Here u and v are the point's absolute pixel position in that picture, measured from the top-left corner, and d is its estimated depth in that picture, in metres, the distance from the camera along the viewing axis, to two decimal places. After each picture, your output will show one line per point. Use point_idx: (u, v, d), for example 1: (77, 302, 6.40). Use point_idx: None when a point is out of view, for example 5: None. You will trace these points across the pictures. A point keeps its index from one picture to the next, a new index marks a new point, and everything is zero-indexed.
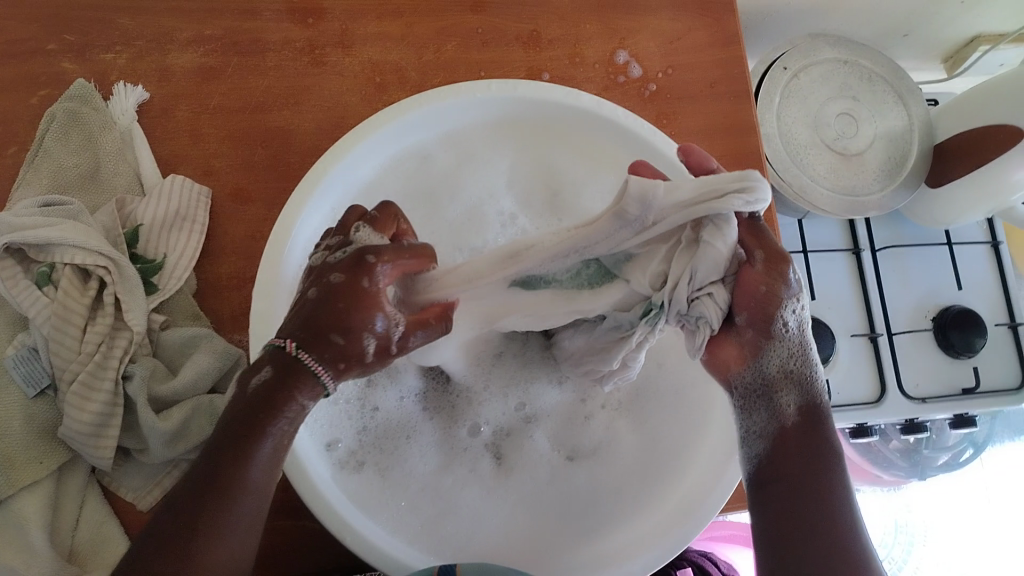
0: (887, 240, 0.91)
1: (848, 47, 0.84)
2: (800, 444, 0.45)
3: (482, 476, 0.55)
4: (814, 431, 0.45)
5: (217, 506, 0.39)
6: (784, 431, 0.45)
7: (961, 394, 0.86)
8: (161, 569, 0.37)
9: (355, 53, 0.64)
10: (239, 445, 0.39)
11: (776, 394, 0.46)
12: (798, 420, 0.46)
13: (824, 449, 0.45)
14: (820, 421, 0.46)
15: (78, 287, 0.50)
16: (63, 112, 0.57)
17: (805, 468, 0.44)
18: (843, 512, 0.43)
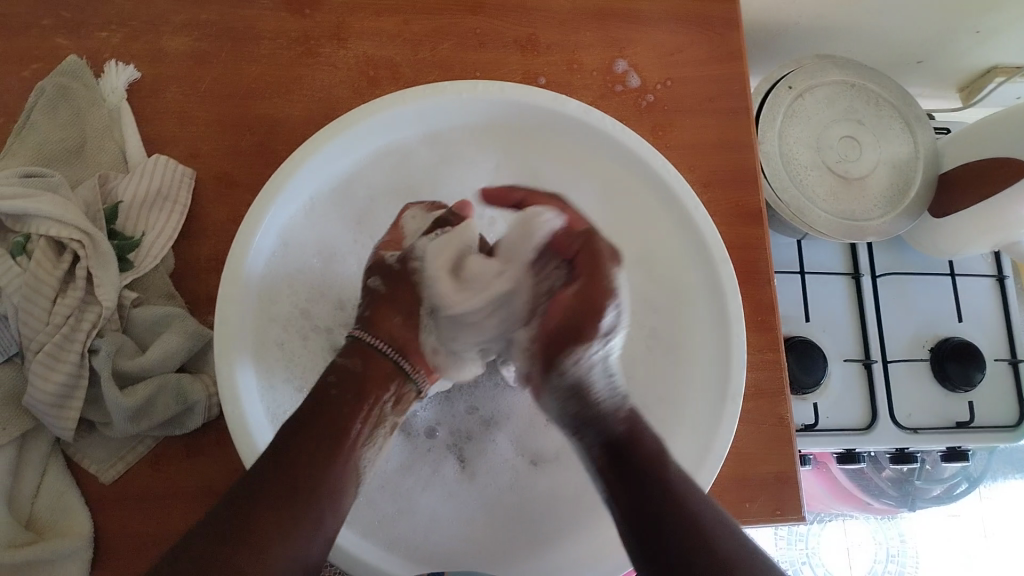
0: (887, 265, 0.88)
1: (857, 70, 0.83)
2: (644, 464, 0.44)
3: (445, 480, 0.54)
4: (616, 458, 0.45)
5: (321, 469, 0.43)
6: (622, 455, 0.45)
7: (955, 428, 0.83)
8: (269, 509, 0.41)
9: (351, 46, 0.64)
10: (336, 424, 0.45)
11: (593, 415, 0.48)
12: (647, 435, 0.47)
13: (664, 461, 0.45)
14: (637, 438, 0.46)
15: (51, 259, 0.50)
16: (53, 87, 0.58)
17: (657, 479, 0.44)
18: (714, 522, 0.42)
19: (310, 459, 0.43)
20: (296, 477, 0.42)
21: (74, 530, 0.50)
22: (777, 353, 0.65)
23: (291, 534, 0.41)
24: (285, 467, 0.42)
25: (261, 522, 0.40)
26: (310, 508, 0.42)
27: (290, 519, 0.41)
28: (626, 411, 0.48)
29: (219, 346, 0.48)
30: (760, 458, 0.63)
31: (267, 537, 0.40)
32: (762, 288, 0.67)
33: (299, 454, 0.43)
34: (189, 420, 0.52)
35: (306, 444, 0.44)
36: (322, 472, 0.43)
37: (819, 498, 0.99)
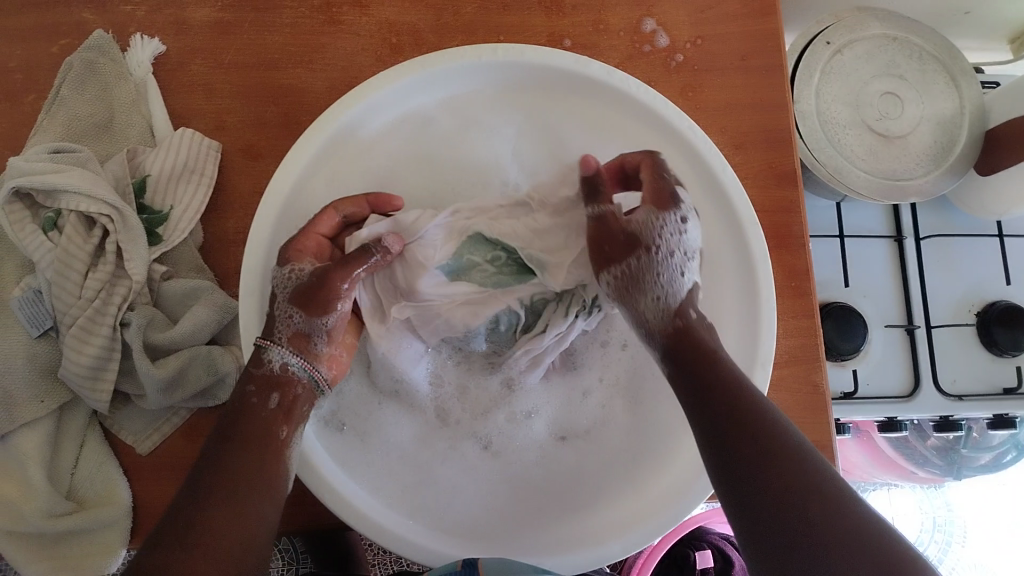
0: (931, 226, 0.85)
1: (899, 23, 0.80)
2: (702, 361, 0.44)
3: (465, 457, 0.55)
4: (679, 343, 0.46)
5: (240, 462, 0.42)
6: (681, 338, 0.46)
7: (1002, 395, 0.80)
8: (197, 503, 0.40)
9: (372, 12, 0.63)
10: (242, 419, 0.44)
11: (653, 292, 0.47)
12: (698, 328, 0.46)
13: (731, 394, 0.42)
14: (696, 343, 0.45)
15: (81, 234, 0.51)
16: (81, 62, 0.59)
17: (719, 395, 0.42)
18: (818, 476, 0.38)
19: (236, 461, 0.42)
20: (235, 474, 0.41)
21: (115, 500, 0.51)
22: (813, 320, 0.64)
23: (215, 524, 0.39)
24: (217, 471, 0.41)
25: (185, 514, 0.39)
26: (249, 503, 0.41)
27: (231, 510, 0.40)
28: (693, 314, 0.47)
29: (244, 338, 0.49)
30: (793, 426, 0.62)
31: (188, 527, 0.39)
32: (796, 253, 0.65)
33: (235, 465, 0.42)
34: (220, 391, 0.53)
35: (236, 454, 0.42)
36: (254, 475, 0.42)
37: (861, 466, 0.97)
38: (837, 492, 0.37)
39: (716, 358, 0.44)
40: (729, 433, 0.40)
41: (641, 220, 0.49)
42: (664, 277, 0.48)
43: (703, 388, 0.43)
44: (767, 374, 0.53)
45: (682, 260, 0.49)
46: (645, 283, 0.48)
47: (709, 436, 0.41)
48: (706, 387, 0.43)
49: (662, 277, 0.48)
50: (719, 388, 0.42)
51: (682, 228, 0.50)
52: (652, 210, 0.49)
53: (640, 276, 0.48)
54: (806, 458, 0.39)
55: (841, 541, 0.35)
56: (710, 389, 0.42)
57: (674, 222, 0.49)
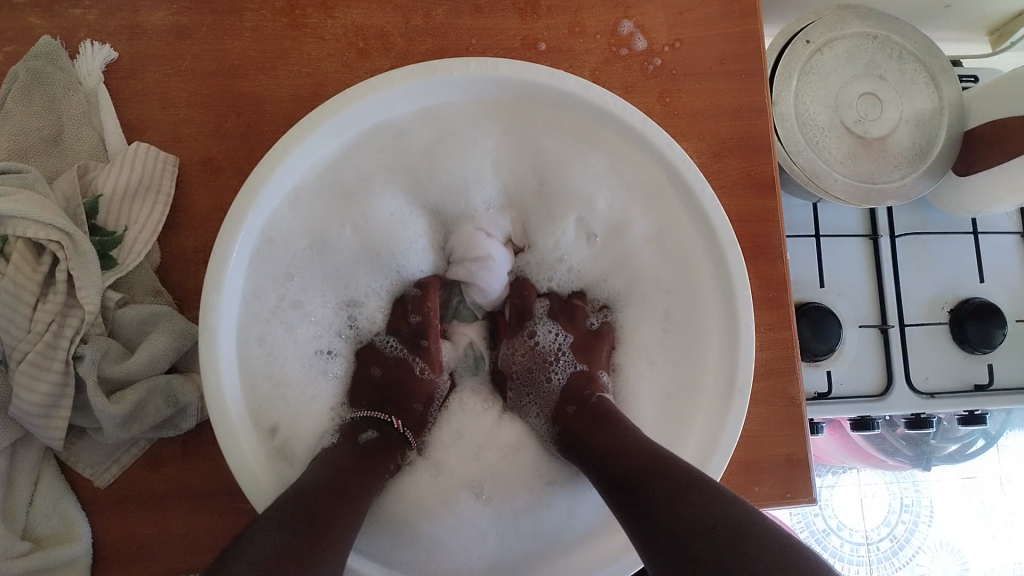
0: (908, 225, 0.84)
1: (879, 21, 0.78)
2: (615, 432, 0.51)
3: (460, 513, 0.54)
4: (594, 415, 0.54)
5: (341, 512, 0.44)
6: (566, 428, 0.55)
7: (973, 391, 0.81)
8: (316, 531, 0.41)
9: (339, 15, 0.60)
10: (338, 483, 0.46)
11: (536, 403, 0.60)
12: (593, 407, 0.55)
13: (631, 449, 0.48)
14: (604, 418, 0.53)
15: (29, 262, 0.48)
16: (26, 71, 0.55)
17: (620, 455, 0.48)
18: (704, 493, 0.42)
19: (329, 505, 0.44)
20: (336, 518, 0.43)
21: (75, 536, 0.50)
22: (789, 331, 0.63)
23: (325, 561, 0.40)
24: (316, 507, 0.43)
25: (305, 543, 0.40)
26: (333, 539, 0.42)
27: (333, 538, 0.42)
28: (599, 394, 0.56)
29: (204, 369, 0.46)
30: (767, 438, 0.61)
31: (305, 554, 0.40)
32: (774, 263, 0.64)
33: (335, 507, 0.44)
34: (181, 421, 0.51)
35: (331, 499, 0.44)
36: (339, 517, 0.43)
37: (833, 454, 0.97)
38: (725, 507, 0.41)
39: (623, 433, 0.50)
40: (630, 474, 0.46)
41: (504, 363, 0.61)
42: (548, 373, 0.60)
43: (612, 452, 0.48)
44: (746, 402, 0.51)
45: (559, 362, 0.60)
46: (539, 386, 0.60)
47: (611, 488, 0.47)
48: (614, 452, 0.49)
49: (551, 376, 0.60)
50: (622, 450, 0.48)
51: (535, 338, 0.61)
52: (516, 327, 0.61)
53: (530, 388, 0.60)
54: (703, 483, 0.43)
55: (724, 540, 0.38)
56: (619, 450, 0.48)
57: (527, 336, 0.61)
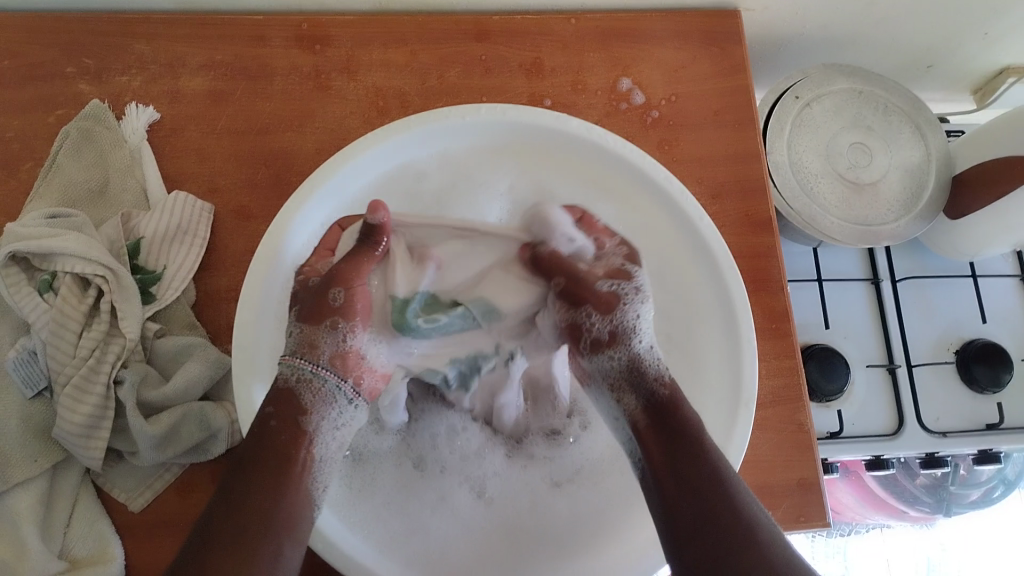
0: (908, 270, 0.87)
1: (863, 76, 0.83)
2: (685, 428, 0.45)
3: (457, 505, 0.55)
4: (663, 414, 0.47)
5: (255, 492, 0.42)
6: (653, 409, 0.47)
7: (985, 431, 0.81)
8: (217, 538, 0.40)
9: (360, 78, 0.65)
10: (253, 465, 0.43)
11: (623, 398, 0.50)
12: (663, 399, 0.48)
13: (683, 441, 0.45)
14: (673, 409, 0.47)
15: (76, 295, 0.52)
16: (77, 131, 0.61)
17: (666, 449, 0.45)
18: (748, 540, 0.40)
19: (263, 496, 0.42)
20: (247, 513, 0.41)
21: (110, 558, 0.51)
22: (794, 359, 0.65)
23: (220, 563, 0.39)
24: (242, 510, 0.41)
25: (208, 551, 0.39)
26: (264, 544, 0.40)
27: (244, 542, 0.40)
28: (666, 387, 0.48)
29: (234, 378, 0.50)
30: (779, 465, 0.62)
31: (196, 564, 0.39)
32: (775, 296, 0.66)
33: (249, 498, 0.42)
34: (211, 446, 0.53)
35: (258, 483, 0.42)
36: (274, 504, 0.42)
37: (852, 509, 0.94)
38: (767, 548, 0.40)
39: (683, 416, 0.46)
40: (697, 489, 0.42)
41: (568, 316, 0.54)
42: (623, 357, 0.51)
43: (674, 466, 0.44)
44: (751, 414, 0.54)
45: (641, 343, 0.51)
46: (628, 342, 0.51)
47: (669, 500, 0.43)
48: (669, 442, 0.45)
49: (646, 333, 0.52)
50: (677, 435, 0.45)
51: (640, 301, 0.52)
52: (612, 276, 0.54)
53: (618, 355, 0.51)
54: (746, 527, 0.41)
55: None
56: (678, 441, 0.45)
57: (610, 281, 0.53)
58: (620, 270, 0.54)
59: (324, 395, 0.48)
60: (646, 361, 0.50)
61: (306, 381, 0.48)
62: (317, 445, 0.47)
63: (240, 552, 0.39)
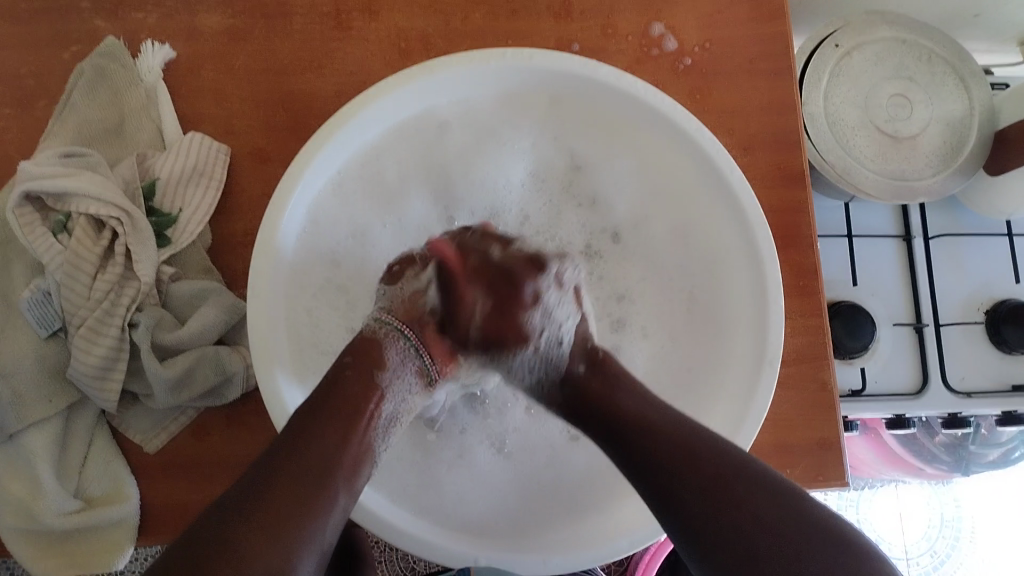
0: (941, 227, 0.84)
1: (909, 25, 0.79)
2: (605, 409, 0.47)
3: (475, 460, 0.55)
4: (575, 396, 0.49)
5: (312, 433, 0.42)
6: (578, 389, 0.49)
7: (1011, 391, 0.79)
8: (269, 481, 0.40)
9: (382, 18, 0.63)
10: (310, 415, 0.43)
11: (531, 363, 0.50)
12: (593, 379, 0.49)
13: (665, 432, 0.44)
14: (595, 383, 0.48)
15: (90, 237, 0.52)
16: (91, 68, 0.60)
17: (647, 446, 0.44)
18: (770, 502, 0.40)
19: (324, 436, 0.42)
20: (309, 457, 0.41)
21: (125, 497, 0.51)
22: (821, 317, 0.63)
23: (273, 500, 0.39)
24: (304, 451, 0.41)
25: (261, 495, 0.39)
26: (323, 489, 0.41)
27: (303, 485, 0.40)
28: (576, 368, 0.49)
29: (254, 339, 0.49)
30: (799, 424, 0.61)
31: (248, 504, 0.39)
32: (803, 252, 0.64)
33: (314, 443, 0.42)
34: (228, 390, 0.52)
35: (321, 426, 0.43)
36: (338, 447, 0.43)
37: (869, 463, 0.94)
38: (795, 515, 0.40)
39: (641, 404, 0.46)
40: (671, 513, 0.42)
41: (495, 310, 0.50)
42: (539, 356, 0.50)
43: (660, 453, 0.43)
44: (774, 376, 0.53)
45: (550, 334, 0.50)
46: (547, 338, 0.50)
47: (676, 497, 0.42)
48: (640, 431, 0.45)
49: (557, 313, 0.50)
50: (640, 432, 0.44)
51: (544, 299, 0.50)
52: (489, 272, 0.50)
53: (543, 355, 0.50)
54: (767, 486, 0.41)
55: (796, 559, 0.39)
56: (644, 465, 0.43)
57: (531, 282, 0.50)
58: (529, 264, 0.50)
59: (405, 355, 0.49)
60: (557, 352, 0.50)
61: (394, 336, 0.49)
62: (387, 402, 0.47)
63: (302, 491, 0.40)
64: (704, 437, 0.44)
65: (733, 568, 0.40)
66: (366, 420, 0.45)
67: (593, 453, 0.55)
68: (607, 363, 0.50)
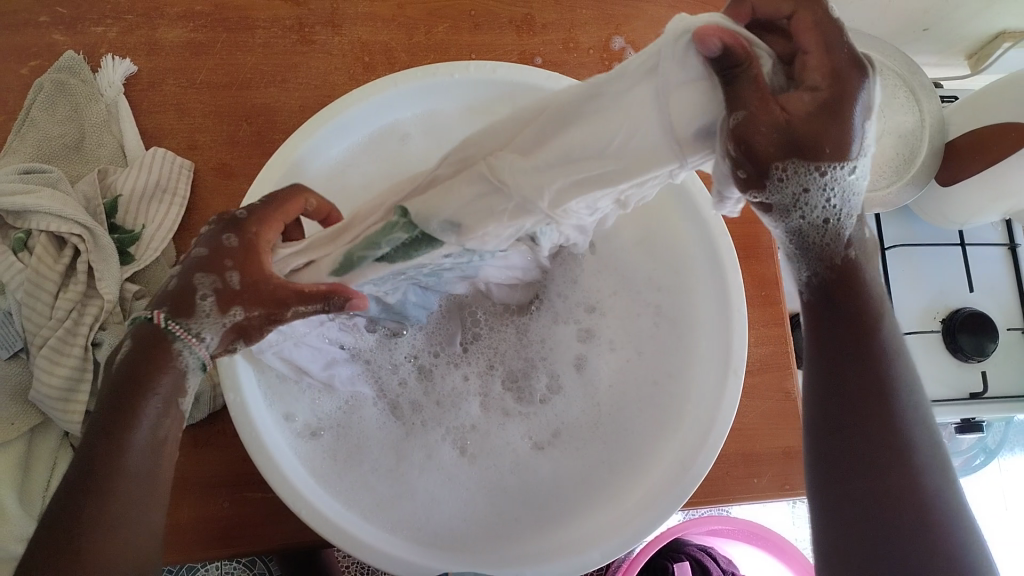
0: (896, 237, 0.86)
1: (859, 39, 0.82)
2: (865, 316, 0.39)
3: (442, 463, 0.55)
4: (840, 293, 0.39)
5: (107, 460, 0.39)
6: (842, 282, 0.39)
7: (968, 399, 0.82)
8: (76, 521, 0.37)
9: (344, 32, 0.63)
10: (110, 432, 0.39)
11: (826, 246, 0.39)
12: (859, 275, 0.40)
13: (880, 386, 0.38)
14: (852, 285, 0.39)
15: (51, 254, 0.51)
16: (52, 83, 0.59)
17: (861, 376, 0.39)
18: (943, 513, 0.36)
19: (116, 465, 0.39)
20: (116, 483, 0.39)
21: None
22: (782, 326, 0.64)
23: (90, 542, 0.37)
24: (106, 498, 0.38)
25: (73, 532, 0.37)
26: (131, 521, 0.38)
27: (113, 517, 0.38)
28: (848, 250, 0.39)
29: None
30: (766, 432, 0.62)
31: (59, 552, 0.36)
32: (764, 263, 0.65)
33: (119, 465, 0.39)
34: (195, 412, 0.54)
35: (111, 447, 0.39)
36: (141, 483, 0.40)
37: None
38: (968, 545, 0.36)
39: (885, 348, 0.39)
40: (880, 465, 0.37)
41: (799, 136, 0.32)
42: (817, 227, 0.38)
43: (868, 408, 0.38)
44: (740, 385, 0.53)
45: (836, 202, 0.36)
46: (840, 222, 0.38)
47: (852, 445, 0.38)
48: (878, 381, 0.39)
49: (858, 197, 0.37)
50: (873, 373, 0.39)
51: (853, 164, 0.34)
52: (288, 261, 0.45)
53: (817, 239, 0.39)
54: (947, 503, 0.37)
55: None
56: (856, 398, 0.39)
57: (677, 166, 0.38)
58: (845, 65, 0.32)
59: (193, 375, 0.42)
60: (838, 228, 0.38)
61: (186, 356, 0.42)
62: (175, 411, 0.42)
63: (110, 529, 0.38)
64: (917, 419, 0.39)
65: (868, 537, 0.37)
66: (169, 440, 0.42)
67: (558, 461, 0.57)
68: (856, 266, 0.40)
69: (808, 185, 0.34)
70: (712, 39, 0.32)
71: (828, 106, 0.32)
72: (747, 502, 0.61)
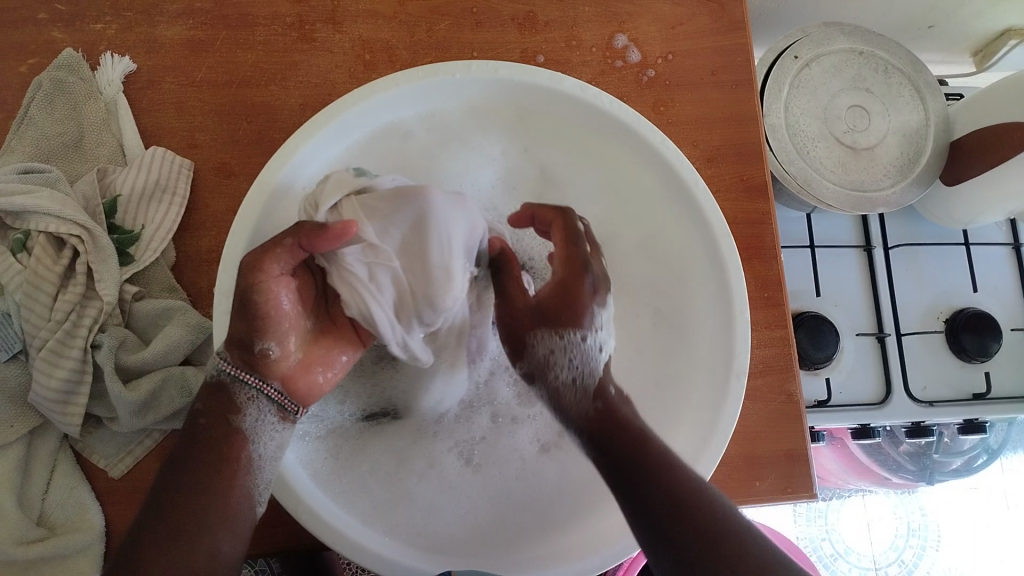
0: (900, 237, 0.86)
1: (865, 36, 0.81)
2: (632, 434, 0.47)
3: (445, 472, 0.56)
4: (611, 420, 0.48)
5: (188, 484, 0.43)
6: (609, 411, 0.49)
7: (970, 399, 0.81)
8: (159, 540, 0.41)
9: (346, 30, 0.62)
10: (186, 466, 0.43)
11: (569, 388, 0.51)
12: (621, 403, 0.50)
13: (665, 468, 0.45)
14: (616, 419, 0.48)
15: (50, 255, 0.51)
16: (50, 81, 0.59)
17: (639, 470, 0.45)
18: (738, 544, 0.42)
19: (195, 499, 0.42)
20: (190, 511, 0.42)
21: (87, 526, 0.50)
22: (785, 329, 0.64)
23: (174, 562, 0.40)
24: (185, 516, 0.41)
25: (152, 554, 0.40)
26: (200, 541, 0.41)
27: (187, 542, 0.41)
28: (598, 401, 0.50)
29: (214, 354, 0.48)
30: (768, 436, 0.62)
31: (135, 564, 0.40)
32: (767, 264, 0.64)
33: (194, 491, 0.42)
34: None
35: (191, 482, 0.43)
36: (216, 504, 0.43)
37: (836, 474, 0.99)
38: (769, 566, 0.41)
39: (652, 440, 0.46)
40: (676, 527, 0.43)
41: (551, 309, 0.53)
42: (573, 371, 0.51)
43: (653, 487, 0.44)
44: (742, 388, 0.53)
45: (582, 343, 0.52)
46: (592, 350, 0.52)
47: (652, 521, 0.43)
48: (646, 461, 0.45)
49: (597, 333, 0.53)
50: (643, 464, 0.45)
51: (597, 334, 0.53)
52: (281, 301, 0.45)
53: (580, 366, 0.51)
54: (738, 534, 0.42)
55: None
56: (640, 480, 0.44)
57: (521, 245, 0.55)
58: (575, 264, 0.54)
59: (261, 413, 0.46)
60: (591, 368, 0.51)
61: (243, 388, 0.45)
62: (254, 444, 0.46)
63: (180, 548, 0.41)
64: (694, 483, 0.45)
65: None
66: (234, 469, 0.44)
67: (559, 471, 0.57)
68: (614, 402, 0.50)
69: (553, 347, 0.52)
70: (489, 243, 0.55)
71: (574, 295, 0.53)
72: (749, 506, 0.61)
